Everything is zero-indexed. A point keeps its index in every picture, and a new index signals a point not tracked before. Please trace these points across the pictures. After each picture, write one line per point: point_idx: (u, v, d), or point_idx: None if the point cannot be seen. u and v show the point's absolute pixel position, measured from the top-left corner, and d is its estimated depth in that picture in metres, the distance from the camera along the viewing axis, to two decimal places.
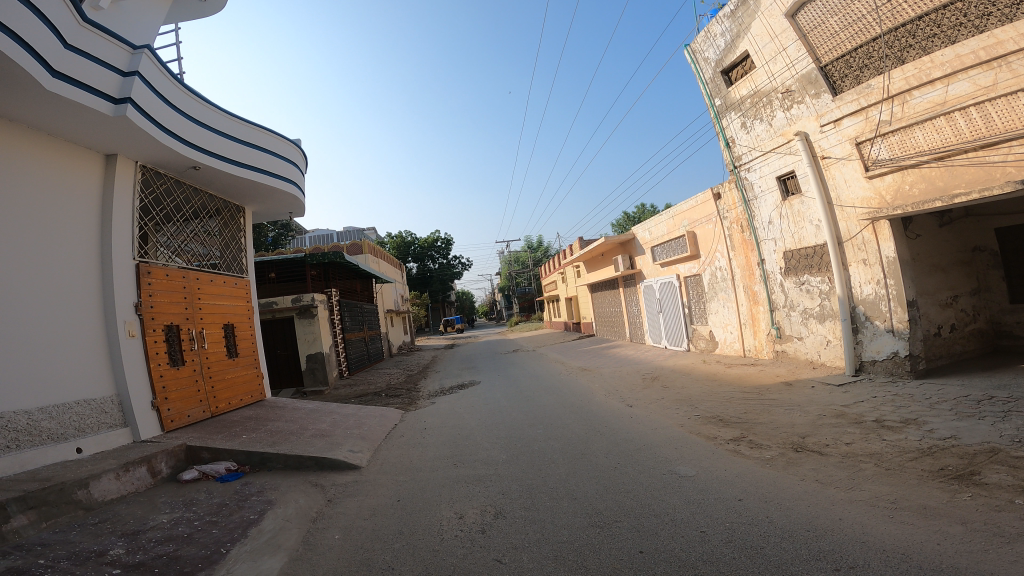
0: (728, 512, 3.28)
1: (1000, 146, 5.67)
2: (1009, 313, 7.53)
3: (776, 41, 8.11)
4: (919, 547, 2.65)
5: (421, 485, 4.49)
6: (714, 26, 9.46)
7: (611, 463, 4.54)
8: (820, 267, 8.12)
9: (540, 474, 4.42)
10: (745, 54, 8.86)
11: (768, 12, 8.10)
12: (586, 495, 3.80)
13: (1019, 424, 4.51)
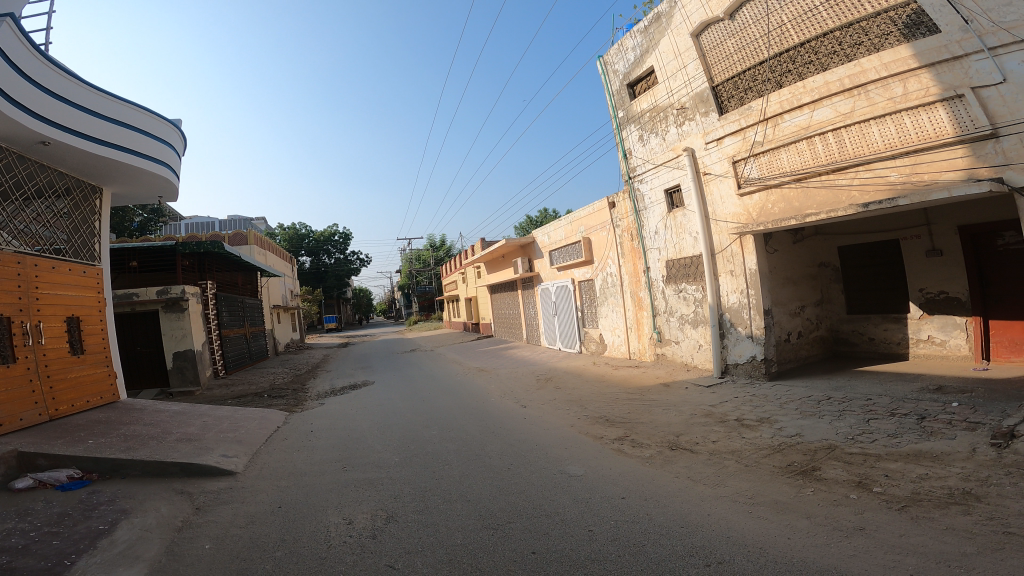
0: (612, 511, 3.44)
1: (848, 171, 6.46)
2: (846, 322, 8.64)
3: (678, 59, 8.64)
4: (774, 541, 2.93)
5: (304, 490, 4.27)
6: (627, 40, 9.86)
7: (504, 463, 4.60)
8: (696, 277, 8.78)
9: (433, 477, 4.37)
10: (651, 69, 9.37)
11: (676, 30, 8.59)
12: (479, 496, 3.82)
13: (851, 422, 5.16)
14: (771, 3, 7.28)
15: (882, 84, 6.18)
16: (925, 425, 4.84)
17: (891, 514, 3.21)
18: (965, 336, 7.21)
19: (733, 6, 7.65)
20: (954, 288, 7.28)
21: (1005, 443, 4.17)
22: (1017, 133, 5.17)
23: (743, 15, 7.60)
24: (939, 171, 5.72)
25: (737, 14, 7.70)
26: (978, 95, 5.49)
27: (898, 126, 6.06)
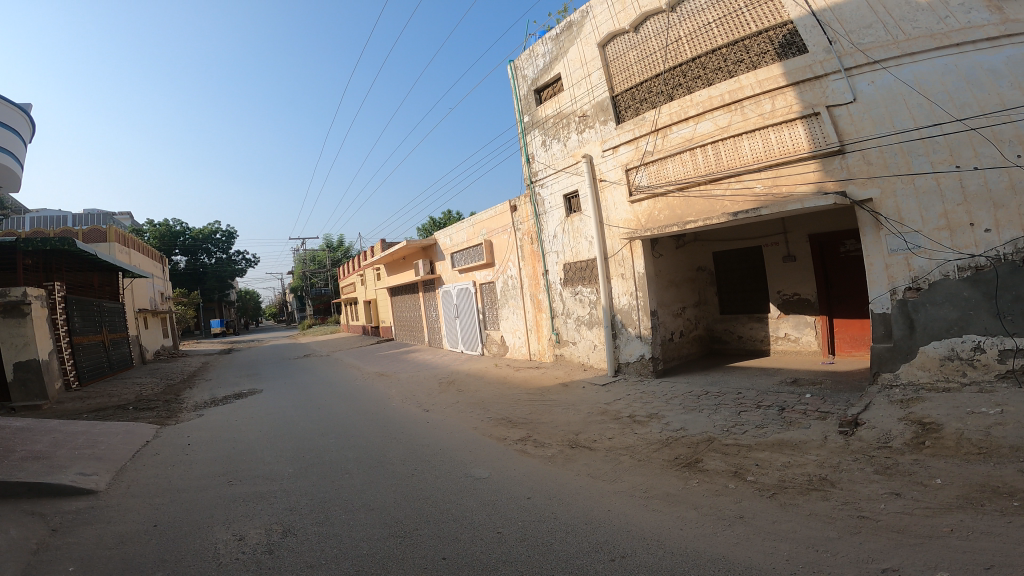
0: (519, 512, 3.46)
1: (722, 182, 7.03)
2: (720, 322, 9.40)
3: (584, 68, 8.94)
4: (669, 533, 3.10)
5: (183, 506, 3.88)
6: (538, 46, 9.95)
7: (408, 469, 4.48)
8: (591, 279, 9.14)
9: (331, 487, 4.14)
10: (558, 77, 9.59)
11: (585, 39, 8.87)
12: (383, 504, 3.68)
13: (727, 415, 5.61)
14: (670, 20, 7.81)
15: (755, 101, 6.75)
16: (786, 415, 5.38)
17: (765, 502, 3.53)
18: (815, 333, 8.17)
19: (636, 20, 8.08)
20: (805, 290, 8.20)
21: (850, 430, 4.74)
22: (860, 151, 5.92)
23: (646, 28, 8.07)
24: (796, 183, 6.39)
25: (641, 27, 8.14)
26: (832, 113, 6.14)
27: (764, 141, 6.66)
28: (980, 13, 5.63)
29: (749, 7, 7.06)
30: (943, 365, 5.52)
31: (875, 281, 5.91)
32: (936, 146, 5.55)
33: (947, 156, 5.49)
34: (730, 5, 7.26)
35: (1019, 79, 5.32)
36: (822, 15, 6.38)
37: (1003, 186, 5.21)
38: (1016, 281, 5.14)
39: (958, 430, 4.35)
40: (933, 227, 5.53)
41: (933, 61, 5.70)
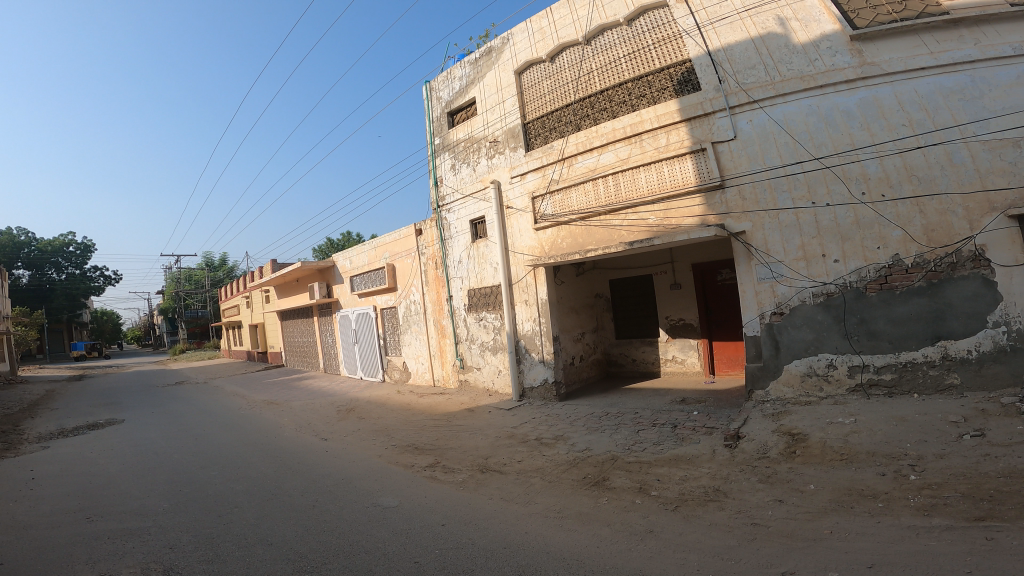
0: (435, 539, 3.35)
1: (621, 213, 7.44)
2: (615, 346, 9.78)
3: (499, 93, 9.16)
4: (587, 551, 3.14)
5: (37, 548, 3.36)
6: (455, 69, 10.06)
7: (308, 501, 4.19)
8: (495, 305, 9.22)
9: (222, 522, 3.78)
10: (473, 100, 9.74)
11: (502, 66, 9.13)
12: (284, 538, 3.42)
13: (628, 434, 5.82)
14: (585, 52, 8.24)
15: (653, 135, 7.21)
16: (678, 432, 5.67)
17: (670, 515, 3.68)
18: (697, 354, 8.78)
19: (554, 50, 8.47)
20: (689, 316, 8.81)
21: (734, 444, 5.09)
22: (737, 187, 6.50)
23: (561, 59, 8.47)
24: (683, 216, 6.90)
25: (557, 58, 8.53)
26: (716, 149, 6.70)
27: (658, 174, 7.13)
28: (843, 56, 6.18)
29: (656, 44, 7.52)
30: (804, 381, 6.12)
31: (747, 306, 6.46)
32: (797, 183, 6.19)
33: (805, 193, 6.14)
34: (639, 41, 7.70)
35: (867, 121, 5.93)
36: (716, 55, 6.92)
37: (849, 222, 5.90)
38: (860, 306, 5.84)
39: (822, 439, 4.81)
40: (794, 257, 6.16)
41: (800, 102, 6.28)
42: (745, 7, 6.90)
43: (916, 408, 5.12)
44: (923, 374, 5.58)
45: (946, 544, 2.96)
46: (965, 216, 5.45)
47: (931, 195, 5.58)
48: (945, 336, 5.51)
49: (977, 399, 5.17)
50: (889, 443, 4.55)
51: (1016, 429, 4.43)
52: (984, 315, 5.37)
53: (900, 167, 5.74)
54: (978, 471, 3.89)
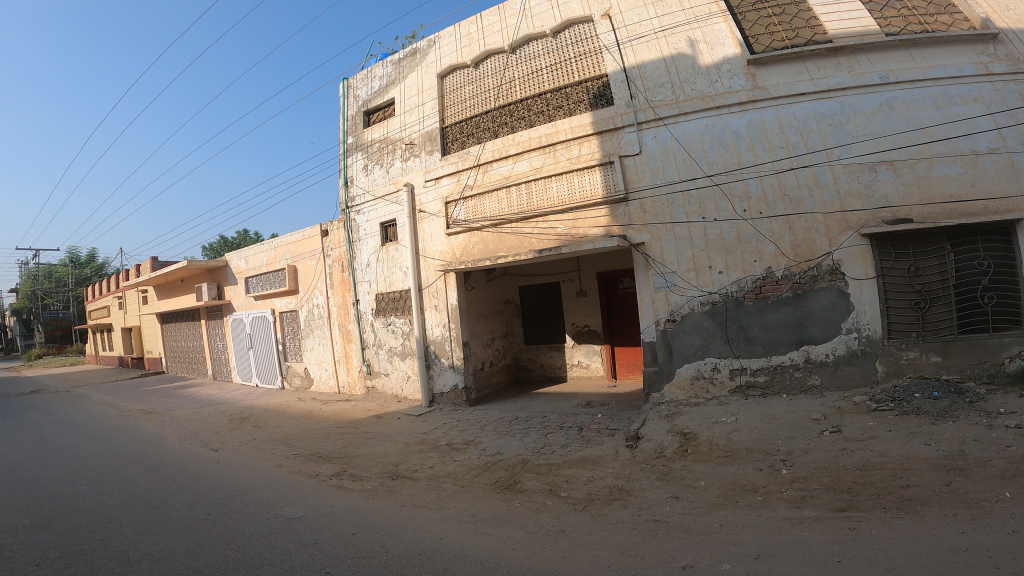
0: (346, 549, 3.22)
1: (532, 221, 7.60)
2: (524, 351, 9.94)
3: (420, 96, 9.10)
4: (502, 554, 3.16)
5: None
6: (376, 68, 9.86)
7: (201, 514, 3.88)
8: (404, 310, 9.07)
9: (100, 540, 3.40)
10: (392, 101, 9.59)
11: (426, 68, 9.12)
12: (175, 555, 3.14)
13: (537, 437, 5.92)
14: (509, 60, 8.41)
15: (566, 146, 7.44)
16: (584, 434, 5.86)
17: (579, 515, 3.79)
18: (601, 359, 9.13)
19: (479, 56, 8.59)
20: (593, 322, 9.16)
21: (634, 444, 5.34)
22: (640, 200, 6.86)
23: (485, 66, 8.60)
24: (590, 226, 7.18)
25: (482, 64, 8.66)
26: (622, 163, 7.03)
27: (568, 185, 7.36)
28: (739, 79, 6.67)
29: (578, 57, 7.79)
30: (693, 383, 6.56)
31: (644, 313, 6.82)
32: (691, 199, 6.63)
33: (697, 208, 6.59)
34: (562, 53, 7.95)
35: (752, 142, 6.46)
36: (631, 72, 7.24)
37: (732, 236, 6.41)
38: (739, 314, 6.38)
39: (709, 438, 5.17)
40: (685, 268, 6.59)
41: (699, 121, 6.72)
42: (661, 27, 7.25)
43: (785, 407, 5.67)
44: (790, 376, 6.20)
45: (817, 534, 3.28)
46: (825, 234, 6.08)
47: (799, 213, 6.18)
48: (807, 341, 6.14)
49: (835, 398, 5.81)
50: (764, 440, 4.99)
51: (866, 425, 5.03)
52: (839, 323, 6.05)
53: (775, 186, 6.31)
54: (838, 464, 4.36)
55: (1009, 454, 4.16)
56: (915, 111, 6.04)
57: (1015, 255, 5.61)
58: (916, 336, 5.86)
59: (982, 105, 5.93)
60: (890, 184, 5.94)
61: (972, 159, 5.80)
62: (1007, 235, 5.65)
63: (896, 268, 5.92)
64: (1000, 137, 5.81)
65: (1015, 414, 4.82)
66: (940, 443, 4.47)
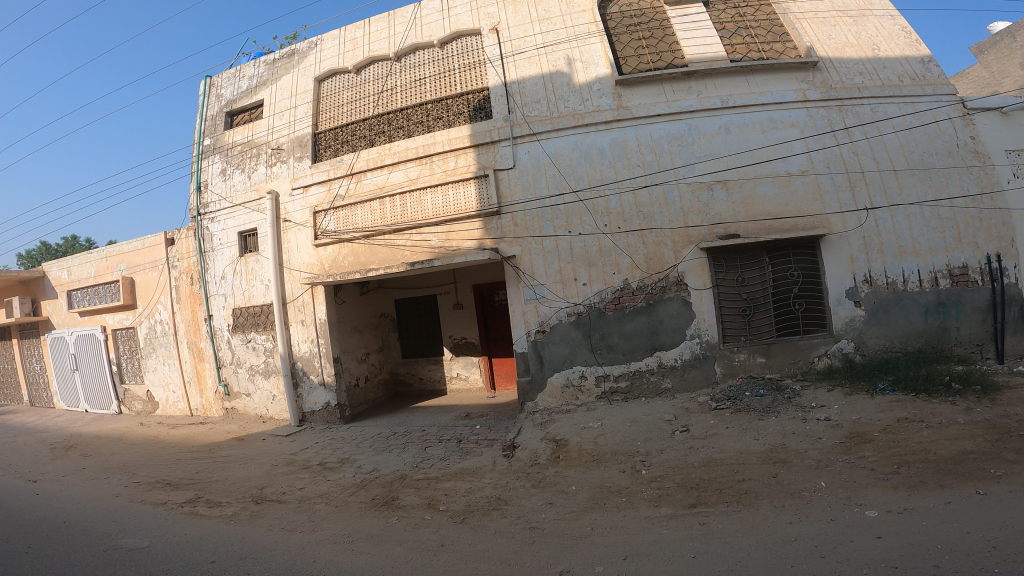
0: None
1: (405, 233, 7.51)
2: (402, 365, 9.73)
3: (293, 99, 8.69)
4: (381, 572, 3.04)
5: None
6: (245, 67, 9.32)
7: (17, 552, 3.30)
8: (266, 326, 8.46)
9: None
10: (260, 102, 9.07)
11: (302, 70, 8.75)
12: None
13: (416, 452, 5.79)
14: (392, 68, 8.31)
15: (443, 159, 7.47)
16: (463, 446, 5.85)
17: (458, 527, 3.77)
18: (480, 371, 9.19)
19: (362, 62, 8.41)
20: (470, 334, 9.22)
21: (511, 453, 5.44)
22: (512, 214, 7.06)
23: (368, 72, 8.43)
24: (463, 239, 7.25)
25: (364, 70, 8.48)
26: (497, 176, 7.20)
27: (443, 198, 7.38)
28: (607, 98, 7.16)
29: (462, 68, 7.89)
30: (564, 391, 6.84)
31: (516, 325, 7.01)
32: (559, 213, 6.97)
33: (563, 223, 6.95)
34: (447, 64, 8.01)
35: (614, 159, 6.95)
36: (511, 86, 7.47)
37: (595, 249, 6.84)
38: (600, 323, 6.80)
39: (579, 443, 5.41)
40: (553, 280, 6.90)
41: (569, 138, 7.10)
42: (543, 44, 7.56)
43: (643, 410, 6.11)
44: (647, 380, 6.71)
45: (675, 531, 3.56)
46: (672, 248, 6.71)
47: (651, 229, 6.76)
48: (659, 348, 6.70)
49: (684, 399, 6.39)
50: (626, 442, 5.33)
51: (709, 423, 5.58)
52: (684, 330, 6.68)
53: (632, 203, 6.84)
54: (688, 462, 4.79)
55: (820, 445, 4.84)
56: (746, 134, 6.84)
57: (818, 267, 6.60)
58: (745, 339, 6.66)
59: (797, 130, 6.81)
60: (723, 204, 6.71)
61: (786, 180, 6.70)
62: (811, 249, 6.63)
63: (728, 279, 6.69)
64: (809, 160, 6.72)
65: (824, 407, 5.62)
66: (768, 437, 5.09)
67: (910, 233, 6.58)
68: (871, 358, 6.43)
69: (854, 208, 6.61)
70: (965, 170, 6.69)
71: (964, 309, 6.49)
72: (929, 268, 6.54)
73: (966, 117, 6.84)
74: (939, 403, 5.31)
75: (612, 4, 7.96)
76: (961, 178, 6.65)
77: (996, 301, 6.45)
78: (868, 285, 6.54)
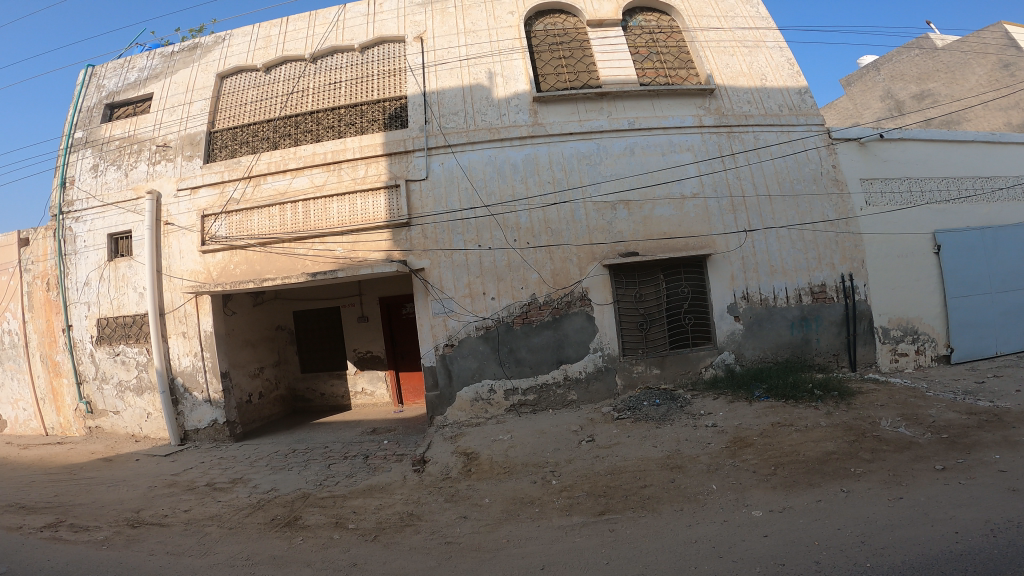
0: None
1: (307, 242, 7.17)
2: (301, 380, 9.24)
3: (189, 94, 8.14)
4: None
5: None
6: (136, 59, 8.63)
7: None
8: (138, 338, 7.68)
9: None
10: (150, 96, 8.39)
11: (204, 65, 8.25)
12: None
13: (318, 469, 5.49)
14: (307, 69, 8.02)
15: (351, 166, 7.25)
16: (370, 462, 5.63)
17: (370, 545, 3.61)
18: (386, 385, 8.92)
19: (275, 61, 8.07)
20: (376, 348, 8.94)
21: (421, 468, 5.30)
22: (422, 226, 6.97)
23: (279, 71, 8.09)
24: (370, 250, 7.04)
25: (275, 69, 8.13)
26: (408, 187, 7.09)
27: (349, 207, 7.14)
28: (523, 114, 7.34)
29: (381, 75, 7.77)
30: (473, 405, 6.81)
31: (424, 338, 6.89)
32: (469, 227, 6.99)
33: (474, 237, 6.97)
34: (366, 69, 7.87)
35: (526, 176, 7.10)
36: (429, 97, 7.45)
37: (504, 264, 6.92)
38: (508, 337, 6.86)
39: (489, 456, 5.39)
40: (461, 294, 6.88)
41: (483, 151, 7.17)
42: (466, 56, 7.61)
43: (551, 421, 6.22)
44: (553, 393, 6.84)
45: (587, 539, 3.62)
46: (577, 265, 6.95)
47: (558, 245, 6.96)
48: (565, 362, 6.87)
49: (589, 410, 6.58)
50: (535, 453, 5.39)
51: (612, 433, 5.79)
52: (587, 343, 6.90)
53: (541, 219, 7.01)
54: (594, 471, 4.92)
55: (709, 451, 5.18)
56: (648, 156, 7.27)
57: (704, 284, 7.11)
58: (642, 352, 7.00)
59: (691, 154, 7.32)
60: (625, 223, 7.06)
61: (680, 202, 7.17)
62: (699, 268, 7.13)
63: (627, 295, 7.02)
64: (700, 184, 7.25)
65: (710, 414, 6.04)
66: (665, 444, 5.37)
67: (780, 254, 7.26)
68: (749, 368, 7.01)
69: (735, 230, 7.20)
70: (826, 197, 7.46)
71: (822, 323, 7.27)
72: (795, 286, 7.24)
73: (829, 146, 7.61)
74: (805, 408, 5.91)
75: (538, 21, 8.11)
76: (823, 206, 7.42)
77: (846, 315, 7.32)
78: (746, 301, 7.14)
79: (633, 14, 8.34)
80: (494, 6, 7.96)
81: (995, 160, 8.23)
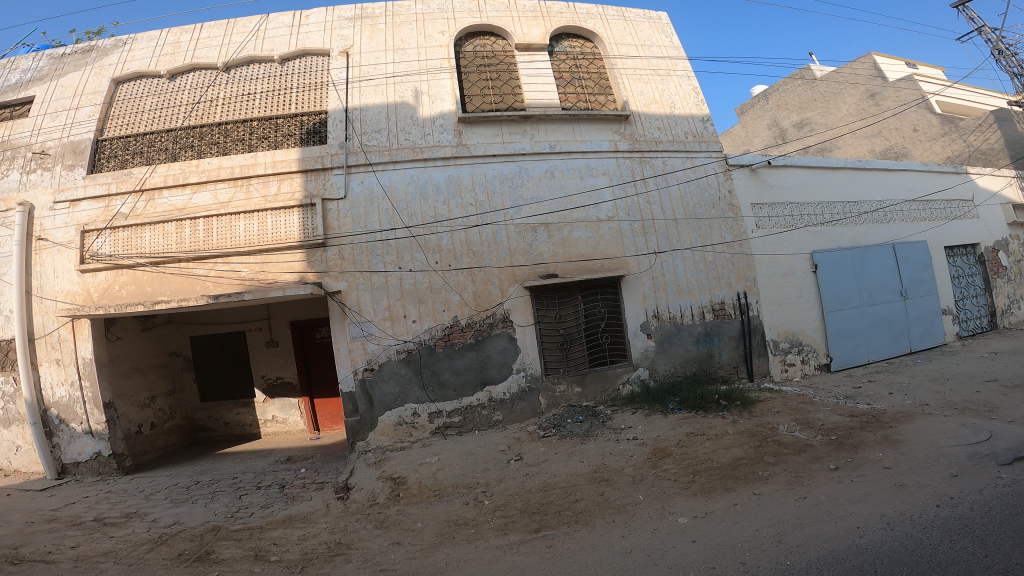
0: None
1: (207, 261, 6.70)
2: (201, 410, 8.55)
3: (77, 98, 7.48)
4: None
5: None
6: (20, 59, 7.84)
7: None
8: (3, 366, 6.78)
9: None
10: (31, 100, 7.64)
11: (97, 69, 7.63)
12: None
13: (227, 501, 5.07)
14: (218, 78, 7.63)
15: (261, 182, 6.92)
16: (287, 491, 5.28)
17: None
18: (299, 413, 8.44)
19: (180, 69, 7.62)
20: (289, 374, 8.46)
21: (344, 495, 5.05)
22: (338, 247, 6.75)
23: (185, 79, 7.64)
24: (281, 271, 6.70)
25: (179, 77, 7.67)
26: (325, 206, 6.85)
27: (258, 225, 6.79)
28: (447, 134, 7.38)
29: (299, 89, 7.54)
30: (395, 429, 6.59)
31: (340, 363, 6.61)
32: (389, 249, 6.85)
33: (394, 258, 6.84)
34: (283, 81, 7.61)
35: (448, 197, 7.10)
36: (351, 113, 7.32)
37: (425, 286, 6.84)
38: (431, 360, 6.74)
39: (417, 479, 5.24)
40: (381, 317, 6.70)
41: (405, 171, 7.11)
42: (392, 73, 7.58)
43: (477, 442, 6.15)
44: (477, 414, 6.78)
45: (525, 556, 3.60)
46: (499, 287, 7.00)
47: (480, 267, 6.98)
48: (488, 383, 6.85)
49: (514, 430, 6.58)
50: (465, 474, 5.29)
51: (539, 450, 5.82)
52: (510, 364, 6.93)
53: (463, 241, 7.01)
54: (525, 488, 4.91)
55: (633, 462, 5.34)
56: (567, 180, 7.52)
57: (619, 304, 7.38)
58: (563, 371, 7.13)
59: (607, 178, 7.66)
60: (545, 245, 7.23)
61: (596, 225, 7.46)
62: (614, 289, 7.40)
63: (547, 316, 7.15)
64: (615, 208, 7.59)
65: (630, 428, 6.23)
66: (591, 459, 5.47)
67: (685, 274, 7.71)
68: (661, 382, 7.33)
69: (646, 251, 7.57)
70: (724, 221, 8.04)
71: (723, 338, 7.77)
72: (698, 304, 7.71)
73: (728, 172, 8.23)
74: (714, 417, 6.27)
75: (468, 42, 8.27)
76: (722, 228, 7.99)
77: (743, 329, 7.87)
78: (657, 319, 7.49)
79: (559, 40, 8.65)
80: (425, 24, 8.01)
81: (861, 186, 9.27)
